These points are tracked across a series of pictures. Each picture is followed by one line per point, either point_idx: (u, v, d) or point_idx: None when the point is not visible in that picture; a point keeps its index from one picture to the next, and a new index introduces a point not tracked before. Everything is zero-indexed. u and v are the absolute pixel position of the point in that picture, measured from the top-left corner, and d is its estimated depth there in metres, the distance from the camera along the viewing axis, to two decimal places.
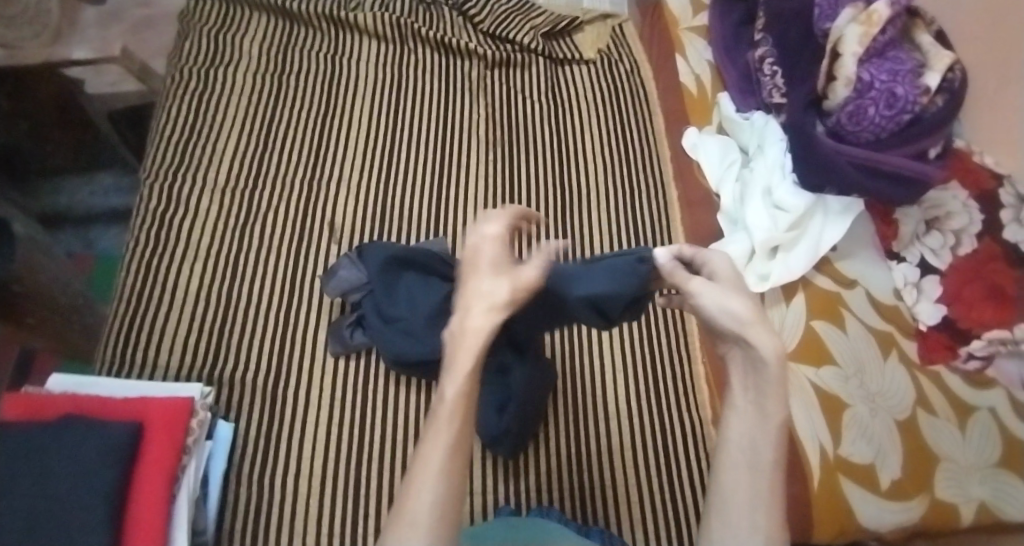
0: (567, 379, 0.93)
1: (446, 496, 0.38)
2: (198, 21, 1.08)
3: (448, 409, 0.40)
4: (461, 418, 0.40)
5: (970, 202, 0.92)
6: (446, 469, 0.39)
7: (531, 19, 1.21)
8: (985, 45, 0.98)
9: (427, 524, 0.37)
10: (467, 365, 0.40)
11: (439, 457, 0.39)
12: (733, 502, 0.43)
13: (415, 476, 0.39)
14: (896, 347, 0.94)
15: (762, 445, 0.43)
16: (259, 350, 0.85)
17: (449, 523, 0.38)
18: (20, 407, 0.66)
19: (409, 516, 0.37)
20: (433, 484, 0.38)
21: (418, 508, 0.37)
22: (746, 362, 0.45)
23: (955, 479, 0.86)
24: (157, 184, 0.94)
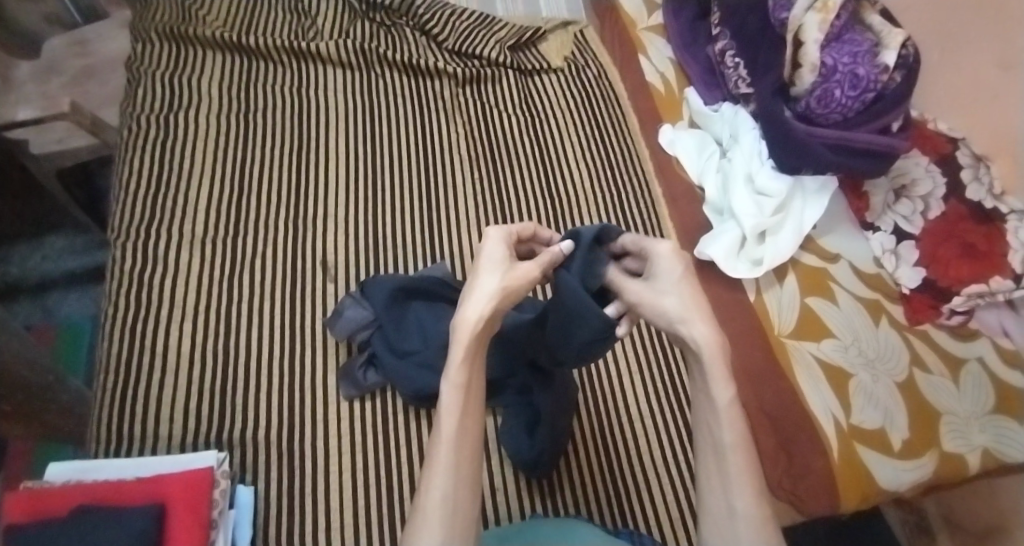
0: (588, 388, 0.93)
1: (454, 488, 0.45)
2: (148, 66, 1.03)
3: (447, 404, 0.48)
4: (460, 414, 0.48)
5: (932, 167, 0.97)
6: (453, 462, 0.46)
7: (494, 32, 1.21)
8: (922, 22, 1.04)
9: (439, 514, 0.44)
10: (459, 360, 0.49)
11: (445, 451, 0.46)
12: (710, 491, 0.50)
13: (427, 473, 0.46)
14: (885, 313, 0.94)
15: (721, 433, 0.50)
16: (268, 405, 0.81)
17: (461, 516, 0.45)
18: (25, 506, 0.60)
19: (424, 511, 0.44)
20: (441, 479, 0.45)
21: (430, 503, 0.45)
22: (695, 365, 0.53)
23: (959, 430, 0.85)
24: (129, 242, 0.88)
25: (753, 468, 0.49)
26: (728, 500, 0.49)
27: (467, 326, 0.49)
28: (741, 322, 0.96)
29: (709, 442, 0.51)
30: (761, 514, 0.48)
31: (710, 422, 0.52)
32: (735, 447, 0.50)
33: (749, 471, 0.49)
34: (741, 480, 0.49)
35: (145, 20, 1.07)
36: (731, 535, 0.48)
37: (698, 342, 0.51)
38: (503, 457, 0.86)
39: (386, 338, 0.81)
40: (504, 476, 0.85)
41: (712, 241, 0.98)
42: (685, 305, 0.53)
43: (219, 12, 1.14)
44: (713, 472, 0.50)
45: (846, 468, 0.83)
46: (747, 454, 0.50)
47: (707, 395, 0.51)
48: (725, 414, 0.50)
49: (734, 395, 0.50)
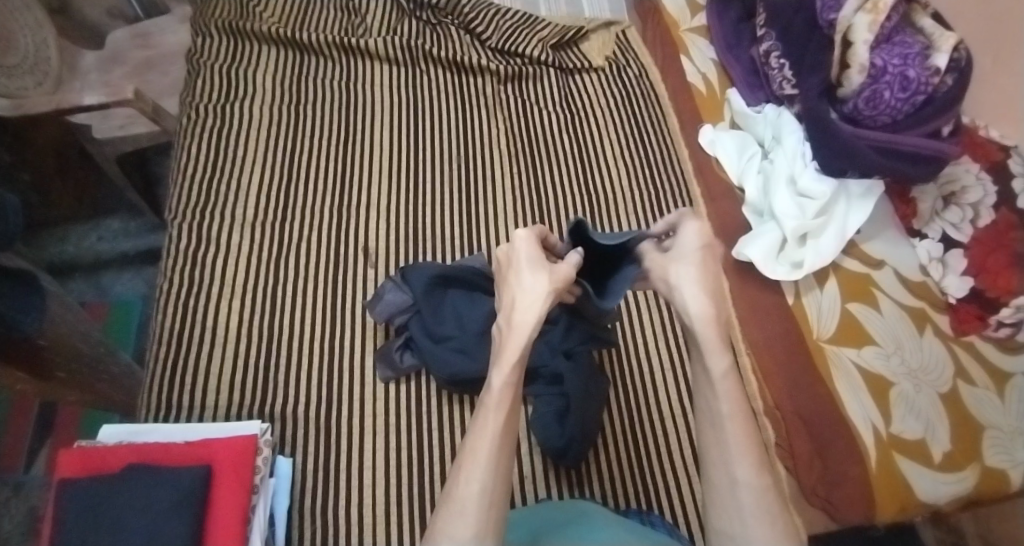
0: (617, 382, 0.92)
1: (494, 481, 0.44)
2: (208, 58, 1.08)
3: (496, 396, 0.47)
4: (507, 409, 0.47)
5: (983, 174, 0.92)
6: (495, 454, 0.45)
7: (538, 32, 1.23)
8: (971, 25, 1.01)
9: (477, 507, 0.43)
10: (513, 359, 0.48)
11: (488, 447, 0.45)
12: (710, 460, 0.50)
13: (464, 464, 0.45)
14: (930, 321, 0.92)
15: (716, 402, 0.50)
16: (307, 383, 0.84)
17: (494, 511, 0.43)
18: (79, 463, 0.64)
19: (459, 503, 0.43)
20: (480, 471, 0.44)
21: (467, 495, 0.43)
22: (687, 337, 0.52)
23: (1003, 445, 0.82)
24: (185, 223, 0.93)
25: (753, 438, 0.49)
26: (731, 473, 0.48)
27: (524, 329, 0.48)
28: (775, 328, 0.95)
29: (707, 415, 0.51)
30: (761, 485, 0.47)
31: (707, 393, 0.51)
32: (733, 417, 0.49)
33: (750, 443, 0.48)
34: (742, 453, 0.48)
35: (206, 15, 1.12)
36: (735, 508, 0.48)
37: (691, 312, 0.51)
38: (533, 447, 0.86)
39: (424, 323, 0.83)
40: (533, 466, 0.85)
41: (751, 241, 0.98)
42: (692, 278, 0.52)
43: (274, 9, 1.18)
44: (714, 447, 0.50)
45: (883, 478, 0.82)
46: (747, 426, 0.49)
47: (702, 366, 0.51)
48: (720, 384, 0.49)
49: (728, 365, 0.50)
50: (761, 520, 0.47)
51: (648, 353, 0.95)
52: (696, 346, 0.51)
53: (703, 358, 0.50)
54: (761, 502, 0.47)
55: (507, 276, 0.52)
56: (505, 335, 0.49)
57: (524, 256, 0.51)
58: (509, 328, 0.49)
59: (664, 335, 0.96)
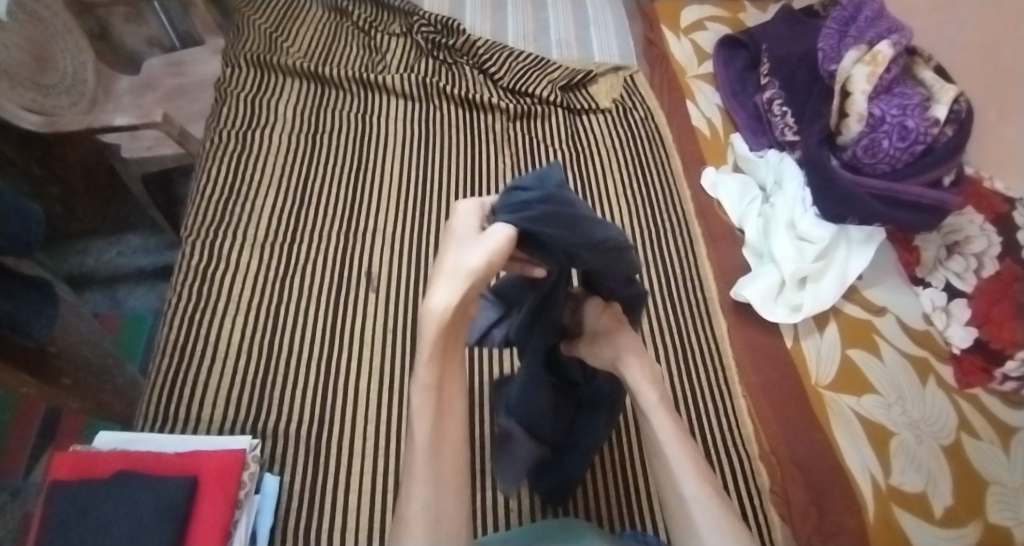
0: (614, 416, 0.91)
1: (436, 494, 0.51)
2: (234, 87, 1.14)
3: (421, 406, 0.51)
4: (432, 416, 0.51)
5: (987, 226, 0.91)
6: (431, 473, 0.51)
7: (548, 74, 1.28)
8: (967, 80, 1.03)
9: (424, 520, 0.50)
10: (428, 352, 0.49)
11: (422, 458, 0.51)
12: (664, 486, 0.58)
13: (408, 481, 0.51)
14: (932, 372, 0.89)
15: (659, 434, 0.59)
16: (300, 401, 0.86)
17: (444, 520, 0.51)
18: (73, 467, 0.65)
19: (407, 521, 0.50)
20: (423, 486, 0.50)
21: (412, 512, 0.50)
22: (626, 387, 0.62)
23: (1007, 502, 0.78)
24: (198, 241, 0.97)
25: (692, 455, 0.58)
26: (679, 488, 0.57)
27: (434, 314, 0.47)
28: (769, 372, 0.93)
29: (652, 447, 0.60)
30: (706, 494, 0.56)
31: (649, 428, 0.60)
32: (672, 440, 0.59)
33: (690, 459, 0.58)
34: (684, 468, 0.57)
35: (236, 48, 1.19)
36: (688, 518, 0.55)
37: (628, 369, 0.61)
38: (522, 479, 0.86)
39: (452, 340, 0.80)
40: (518, 499, 0.84)
41: (750, 282, 0.98)
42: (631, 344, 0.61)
43: (301, 45, 1.26)
44: (663, 473, 0.58)
45: (880, 530, 0.77)
46: (686, 448, 0.58)
47: (637, 403, 0.61)
48: (658, 417, 0.59)
49: (659, 398, 0.60)
50: (712, 523, 0.54)
51: None
52: (631, 392, 0.62)
53: (636, 399, 0.61)
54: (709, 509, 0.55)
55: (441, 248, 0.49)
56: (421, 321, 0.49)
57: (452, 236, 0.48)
58: (426, 317, 0.48)
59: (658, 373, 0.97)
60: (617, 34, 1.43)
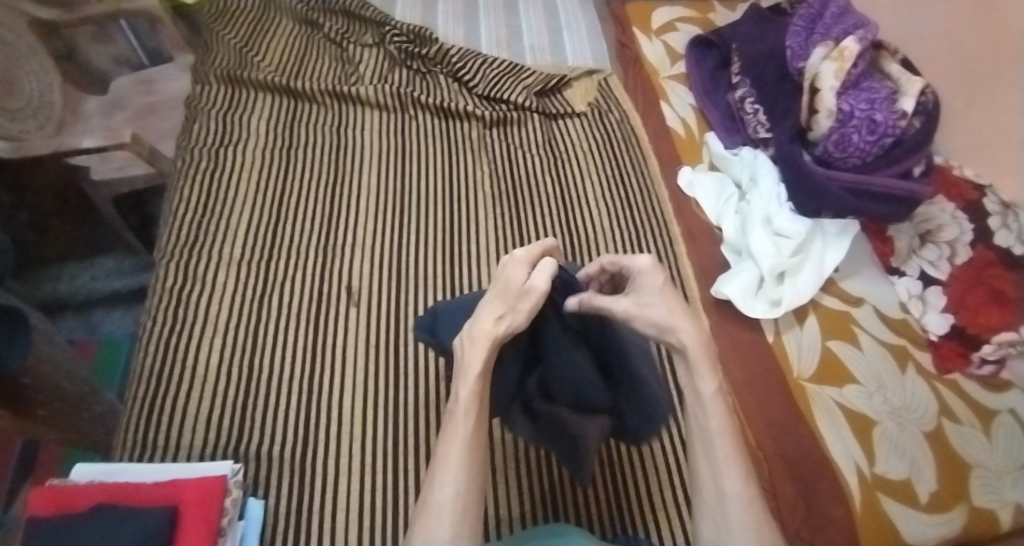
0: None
1: (466, 485, 0.52)
2: (205, 105, 1.13)
3: (464, 405, 0.54)
4: (473, 419, 0.54)
5: (958, 214, 0.93)
6: (465, 461, 0.52)
7: (523, 80, 1.29)
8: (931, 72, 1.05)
9: (451, 507, 0.51)
10: (476, 370, 0.53)
11: (459, 451, 0.53)
12: (699, 478, 0.54)
13: (438, 471, 0.52)
14: (912, 360, 0.90)
15: (708, 418, 0.54)
16: (284, 421, 0.85)
17: (471, 512, 0.51)
18: (50, 502, 0.64)
19: (436, 507, 0.51)
20: (454, 476, 0.52)
21: (442, 500, 0.51)
22: (680, 358, 0.55)
23: (991, 484, 0.79)
24: (174, 263, 0.95)
25: (738, 449, 0.53)
26: (718, 483, 0.53)
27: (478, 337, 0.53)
28: (754, 366, 0.92)
29: (698, 430, 0.55)
30: (747, 495, 0.52)
31: (696, 411, 0.54)
32: (721, 432, 0.54)
33: (735, 455, 0.53)
34: (727, 462, 0.53)
35: (206, 65, 1.18)
36: (722, 516, 0.52)
37: (683, 341, 0.54)
38: (511, 487, 0.85)
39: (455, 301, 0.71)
40: (505, 510, 0.84)
41: (729, 279, 0.98)
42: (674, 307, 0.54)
43: (272, 59, 1.25)
44: (702, 460, 0.54)
45: (868, 520, 0.78)
46: (733, 439, 0.53)
47: (692, 386, 0.55)
48: (711, 404, 0.54)
49: (715, 386, 0.54)
50: (749, 526, 0.51)
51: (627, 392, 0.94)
52: (686, 365, 0.55)
53: (692, 382, 0.54)
54: (746, 511, 0.52)
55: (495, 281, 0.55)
56: (465, 346, 0.54)
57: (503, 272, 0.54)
58: (469, 341, 0.54)
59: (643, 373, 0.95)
60: (590, 38, 1.44)
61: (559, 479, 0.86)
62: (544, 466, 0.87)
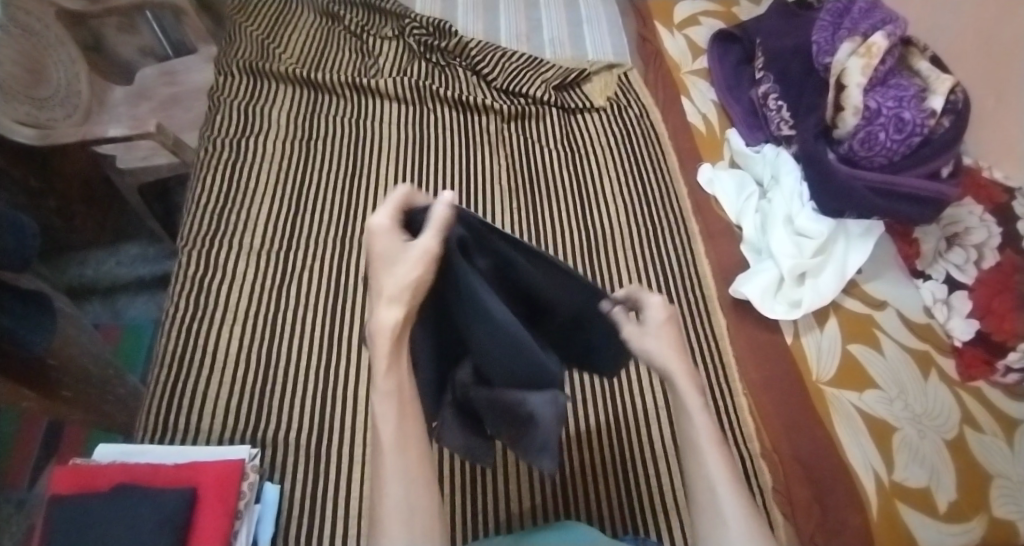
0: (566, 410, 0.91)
1: (410, 486, 0.45)
2: (227, 95, 1.14)
3: (384, 394, 0.46)
4: (398, 403, 0.47)
5: (987, 216, 0.90)
6: (403, 459, 0.45)
7: (542, 74, 1.28)
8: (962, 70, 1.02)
9: (405, 515, 0.44)
10: (385, 358, 0.46)
11: (390, 447, 0.46)
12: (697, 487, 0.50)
13: (380, 474, 0.45)
14: (935, 365, 0.88)
15: (691, 425, 0.51)
16: (299, 410, 0.86)
17: (423, 512, 0.45)
18: (72, 480, 0.66)
19: (386, 515, 0.44)
20: (397, 476, 0.45)
21: (391, 505, 0.44)
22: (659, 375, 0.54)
23: (1012, 495, 0.77)
24: (195, 251, 0.97)
25: (731, 470, 0.49)
26: (716, 506, 0.48)
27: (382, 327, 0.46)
28: (772, 368, 0.91)
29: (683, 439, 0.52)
30: (745, 514, 0.47)
31: (682, 421, 0.52)
32: (708, 439, 0.50)
33: (729, 473, 0.49)
34: (722, 479, 0.48)
35: (228, 56, 1.19)
36: (717, 518, 0.47)
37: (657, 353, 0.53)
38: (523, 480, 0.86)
39: None
40: (521, 501, 0.85)
41: (748, 279, 0.97)
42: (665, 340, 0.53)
43: (294, 51, 1.26)
44: (693, 470, 0.50)
45: (884, 527, 0.76)
46: (719, 442, 0.50)
47: (680, 409, 0.52)
48: (695, 409, 0.51)
49: (704, 404, 0.52)
50: (745, 526, 0.46)
51: (642, 389, 0.94)
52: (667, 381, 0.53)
53: (680, 401, 0.52)
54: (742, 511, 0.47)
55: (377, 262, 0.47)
56: (369, 331, 0.46)
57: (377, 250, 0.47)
58: (375, 326, 0.46)
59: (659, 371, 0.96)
60: (611, 32, 1.43)
61: (571, 474, 0.86)
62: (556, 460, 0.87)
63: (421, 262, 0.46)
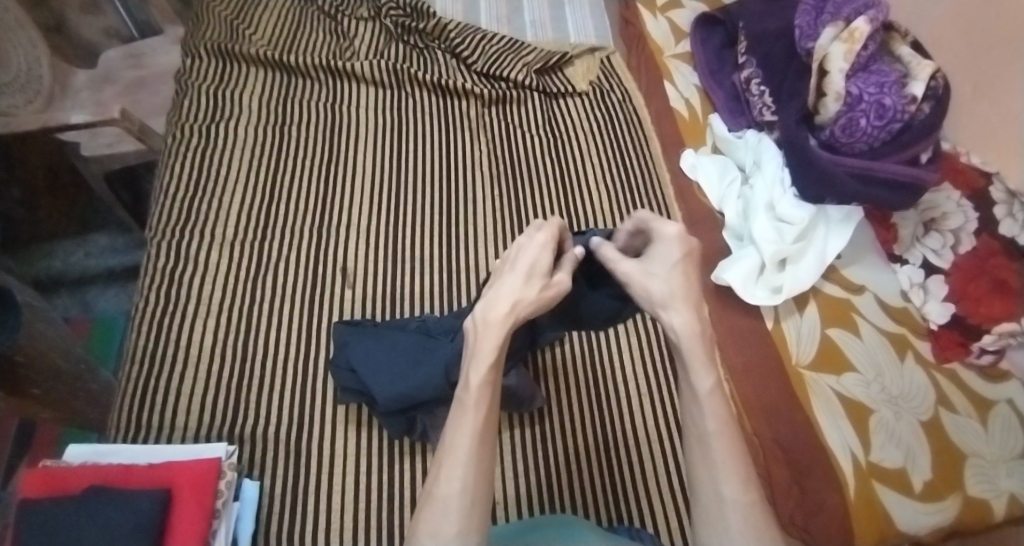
0: (551, 401, 0.91)
1: (474, 477, 0.48)
2: (196, 79, 1.09)
3: (474, 398, 0.50)
4: (484, 409, 0.51)
5: (964, 201, 0.90)
6: (473, 454, 0.49)
7: (522, 57, 1.25)
8: (940, 55, 1.03)
9: (458, 507, 0.47)
10: (490, 358, 0.51)
11: (467, 445, 0.49)
12: (698, 482, 0.51)
13: (444, 464, 0.49)
14: (911, 348, 0.89)
15: (703, 418, 0.51)
16: (279, 404, 0.84)
17: (478, 504, 0.48)
18: (42, 484, 0.63)
19: (443, 501, 0.47)
20: (462, 470, 0.48)
21: (450, 493, 0.47)
22: (676, 354, 0.53)
23: (986, 474, 0.79)
24: (165, 242, 0.93)
25: (737, 452, 0.50)
26: (717, 491, 0.49)
27: (498, 321, 0.52)
28: (751, 352, 0.92)
29: (695, 431, 0.52)
30: (748, 501, 0.48)
31: (694, 410, 0.52)
32: (719, 432, 0.50)
33: (735, 458, 0.50)
34: (728, 464, 0.49)
35: (196, 37, 1.14)
36: (720, 520, 0.49)
37: (675, 331, 0.52)
38: (508, 470, 0.86)
39: (364, 348, 0.80)
40: (506, 491, 0.85)
41: (730, 265, 0.96)
42: (676, 291, 0.52)
43: (265, 32, 1.21)
44: (699, 462, 0.51)
45: (862, 508, 0.77)
46: (730, 438, 0.50)
47: (688, 385, 0.52)
48: (707, 402, 0.51)
49: (714, 383, 0.51)
50: (746, 531, 0.47)
51: (624, 375, 0.94)
52: (682, 364, 0.52)
53: (688, 378, 0.52)
54: (746, 517, 0.48)
55: (501, 273, 0.55)
56: (479, 330, 0.52)
57: (532, 257, 0.54)
58: (485, 328, 0.52)
59: (642, 357, 0.96)
60: (593, 15, 1.40)
61: (557, 462, 0.87)
62: (540, 450, 0.87)
63: (535, 277, 0.54)
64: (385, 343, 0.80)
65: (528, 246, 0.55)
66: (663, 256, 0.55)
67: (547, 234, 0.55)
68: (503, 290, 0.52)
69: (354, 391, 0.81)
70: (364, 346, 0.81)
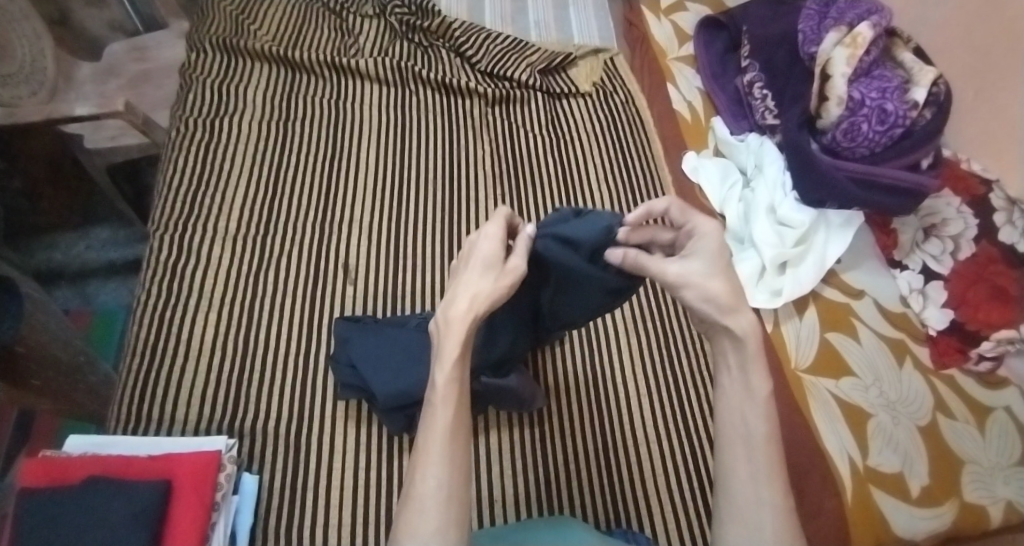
0: (550, 400, 0.91)
1: (451, 475, 0.48)
2: (200, 73, 1.10)
3: (442, 394, 0.51)
4: (454, 405, 0.51)
5: (963, 208, 0.91)
6: (448, 450, 0.49)
7: (527, 57, 1.26)
8: (943, 62, 1.03)
9: (435, 504, 0.47)
10: (454, 352, 0.52)
11: (440, 441, 0.49)
12: (737, 482, 0.50)
13: (421, 463, 0.49)
14: (910, 353, 0.89)
15: (752, 421, 0.50)
16: (278, 398, 0.84)
17: (455, 502, 0.48)
18: (41, 473, 0.64)
19: (419, 500, 0.47)
20: (437, 468, 0.48)
21: (425, 491, 0.47)
22: (731, 349, 0.52)
23: (982, 480, 0.79)
24: (167, 236, 0.94)
25: (777, 461, 0.50)
26: (758, 493, 0.49)
27: (457, 315, 0.53)
28: (752, 353, 0.91)
29: (738, 431, 0.51)
30: (784, 507, 0.48)
31: (744, 409, 0.51)
32: (765, 439, 0.50)
33: (777, 468, 0.49)
34: (770, 470, 0.49)
35: (201, 32, 1.14)
36: (757, 523, 0.48)
37: (740, 329, 0.51)
38: (505, 469, 0.86)
39: (367, 343, 0.80)
40: (503, 489, 0.85)
41: None
42: (734, 293, 0.51)
43: (270, 28, 1.21)
44: (739, 462, 0.50)
45: (859, 511, 0.77)
46: (774, 445, 0.50)
47: (744, 384, 0.51)
48: (760, 405, 0.50)
49: (769, 388, 0.51)
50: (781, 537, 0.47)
51: (623, 376, 0.94)
52: (741, 360, 0.52)
53: (745, 377, 0.51)
54: (781, 523, 0.48)
55: (460, 272, 0.57)
56: (441, 331, 0.53)
57: (484, 251, 0.56)
58: (447, 325, 0.53)
59: (641, 359, 0.96)
60: (597, 17, 1.41)
61: (555, 461, 0.87)
62: (538, 449, 0.88)
63: (488, 266, 0.55)
64: (385, 339, 0.80)
65: (480, 241, 0.58)
66: (703, 248, 0.53)
67: (495, 227, 0.57)
68: (461, 287, 0.54)
69: (353, 387, 0.81)
70: (366, 341, 0.81)
